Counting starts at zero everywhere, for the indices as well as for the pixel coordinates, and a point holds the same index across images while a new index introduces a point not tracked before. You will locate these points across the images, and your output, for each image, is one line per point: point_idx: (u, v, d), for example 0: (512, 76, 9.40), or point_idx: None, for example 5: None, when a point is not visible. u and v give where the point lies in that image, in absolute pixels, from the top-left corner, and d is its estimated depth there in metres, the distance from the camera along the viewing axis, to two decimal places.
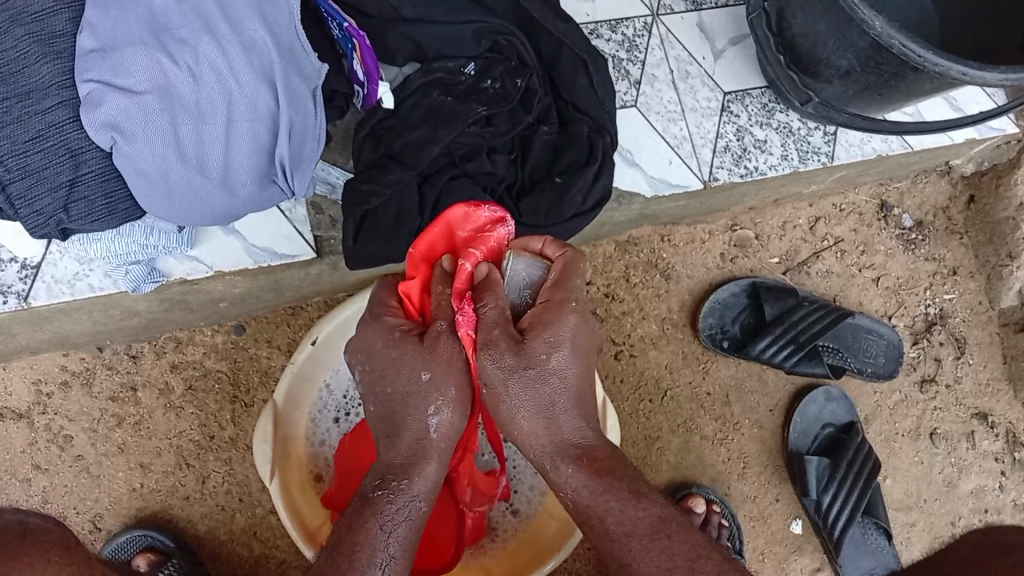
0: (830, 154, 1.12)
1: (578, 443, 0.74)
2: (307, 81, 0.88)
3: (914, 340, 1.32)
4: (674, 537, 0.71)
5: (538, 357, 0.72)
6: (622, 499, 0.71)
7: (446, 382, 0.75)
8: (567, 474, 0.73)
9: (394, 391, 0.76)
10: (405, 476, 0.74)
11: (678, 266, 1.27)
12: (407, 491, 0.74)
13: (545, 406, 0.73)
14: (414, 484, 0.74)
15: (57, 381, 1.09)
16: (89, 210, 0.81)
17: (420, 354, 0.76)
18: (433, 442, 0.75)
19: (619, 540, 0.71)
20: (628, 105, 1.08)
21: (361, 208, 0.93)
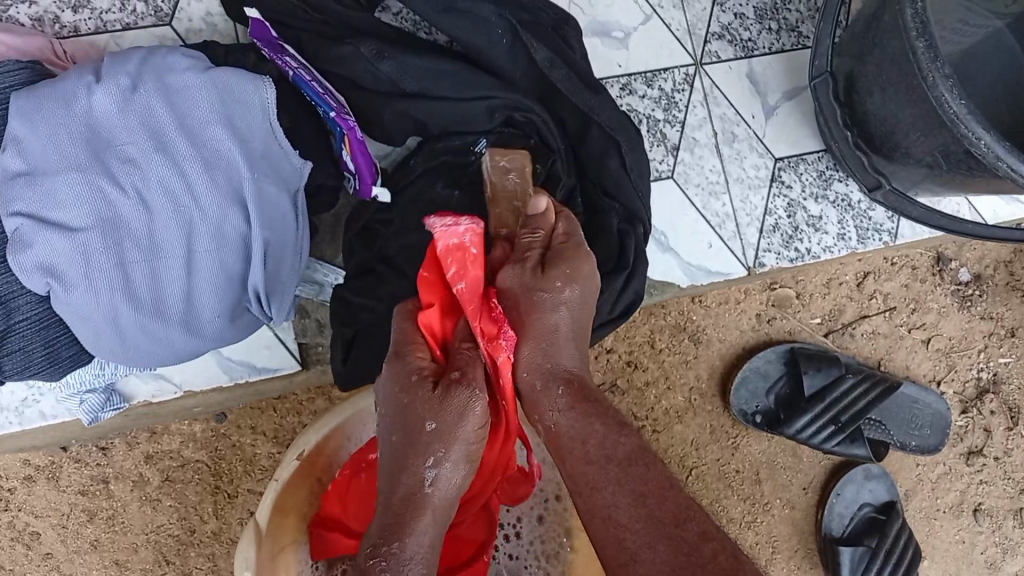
0: (893, 231, 0.98)
1: (570, 368, 0.64)
2: (285, 187, 0.73)
3: (963, 408, 1.21)
4: (652, 467, 0.59)
5: (554, 283, 0.63)
6: (606, 423, 0.61)
7: (461, 424, 0.60)
8: (557, 381, 0.63)
9: (398, 433, 0.61)
10: (396, 539, 0.58)
11: (709, 329, 1.14)
12: (400, 560, 0.57)
13: (546, 331, 0.64)
14: (407, 548, 0.58)
15: (20, 475, 0.98)
16: (26, 362, 0.68)
17: (431, 401, 0.60)
18: (430, 498, 0.60)
19: (596, 463, 0.60)
20: (664, 175, 0.93)
21: (352, 328, 0.81)
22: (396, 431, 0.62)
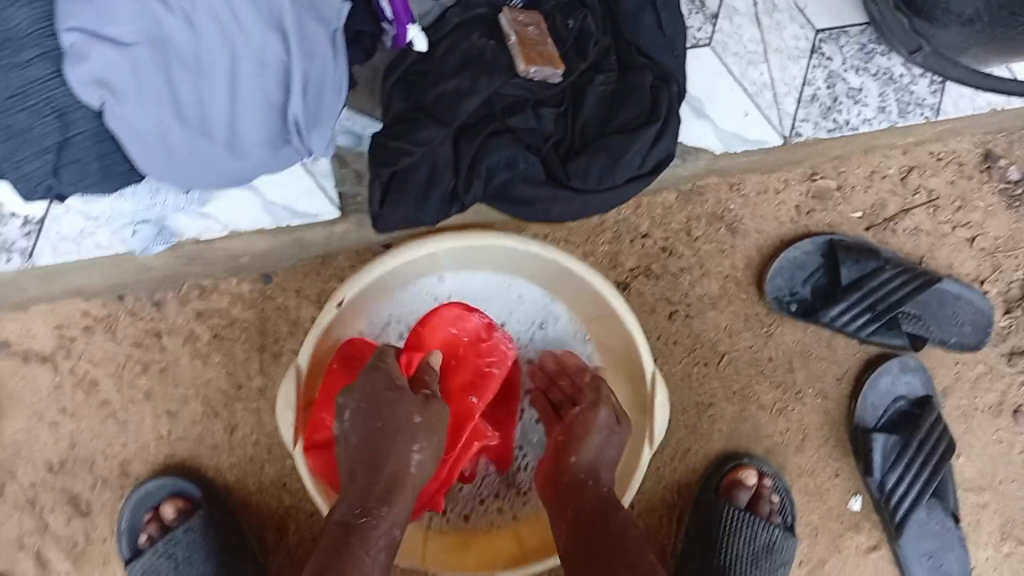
0: (936, 107, 0.96)
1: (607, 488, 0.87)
2: (324, 23, 0.77)
3: (1007, 309, 1.18)
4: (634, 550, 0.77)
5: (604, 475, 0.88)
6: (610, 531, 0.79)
7: (431, 432, 0.85)
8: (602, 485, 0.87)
9: (385, 425, 0.83)
10: (385, 503, 0.79)
11: (747, 219, 1.14)
12: (386, 520, 0.78)
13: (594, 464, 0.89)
14: (391, 512, 0.79)
15: (79, 325, 1.04)
16: (82, 174, 0.73)
17: (417, 404, 0.86)
18: (410, 476, 0.82)
19: (605, 522, 0.80)
20: (700, 44, 0.93)
21: (389, 169, 0.83)
22: (376, 417, 0.83)
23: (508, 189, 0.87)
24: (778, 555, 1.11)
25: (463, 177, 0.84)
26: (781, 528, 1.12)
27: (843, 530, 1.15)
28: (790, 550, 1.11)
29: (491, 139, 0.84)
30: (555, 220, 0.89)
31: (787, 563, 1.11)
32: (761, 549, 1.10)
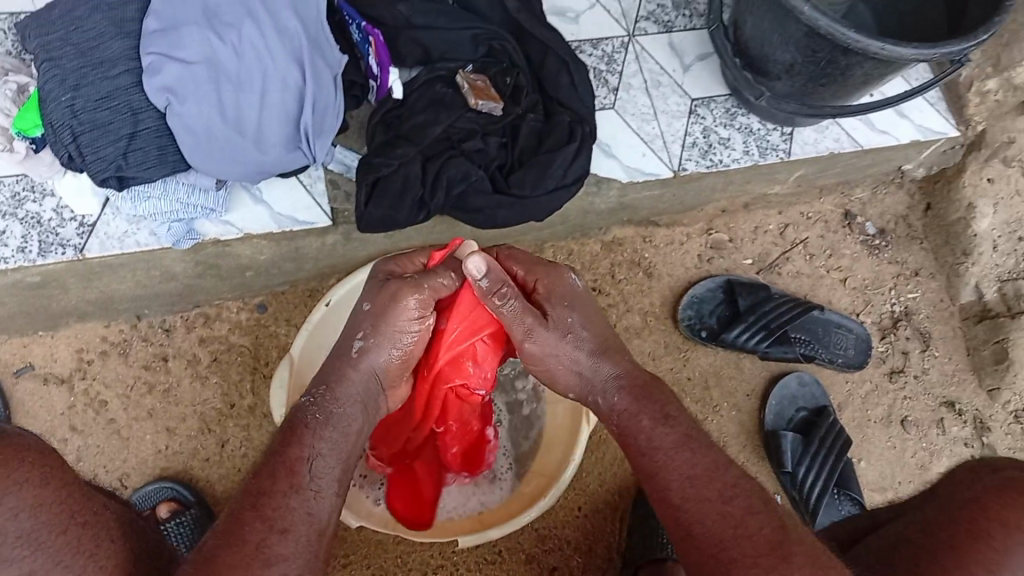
0: (787, 150, 1.27)
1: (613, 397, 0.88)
2: (330, 67, 1.02)
3: (881, 335, 1.43)
4: (696, 452, 0.81)
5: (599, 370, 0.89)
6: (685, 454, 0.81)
7: (383, 334, 0.88)
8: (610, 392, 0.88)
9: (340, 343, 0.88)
10: (322, 386, 0.85)
11: (659, 264, 1.38)
12: (327, 399, 0.84)
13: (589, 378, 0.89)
14: (335, 392, 0.85)
15: (97, 349, 1.21)
16: (144, 159, 0.96)
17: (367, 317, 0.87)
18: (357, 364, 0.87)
19: (648, 453, 0.82)
20: (606, 107, 1.23)
21: (372, 175, 1.08)
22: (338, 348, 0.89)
23: (463, 200, 1.12)
24: None
25: (430, 187, 1.09)
26: None
27: None
28: None
29: (448, 161, 1.10)
30: (501, 224, 1.14)
31: None
32: None
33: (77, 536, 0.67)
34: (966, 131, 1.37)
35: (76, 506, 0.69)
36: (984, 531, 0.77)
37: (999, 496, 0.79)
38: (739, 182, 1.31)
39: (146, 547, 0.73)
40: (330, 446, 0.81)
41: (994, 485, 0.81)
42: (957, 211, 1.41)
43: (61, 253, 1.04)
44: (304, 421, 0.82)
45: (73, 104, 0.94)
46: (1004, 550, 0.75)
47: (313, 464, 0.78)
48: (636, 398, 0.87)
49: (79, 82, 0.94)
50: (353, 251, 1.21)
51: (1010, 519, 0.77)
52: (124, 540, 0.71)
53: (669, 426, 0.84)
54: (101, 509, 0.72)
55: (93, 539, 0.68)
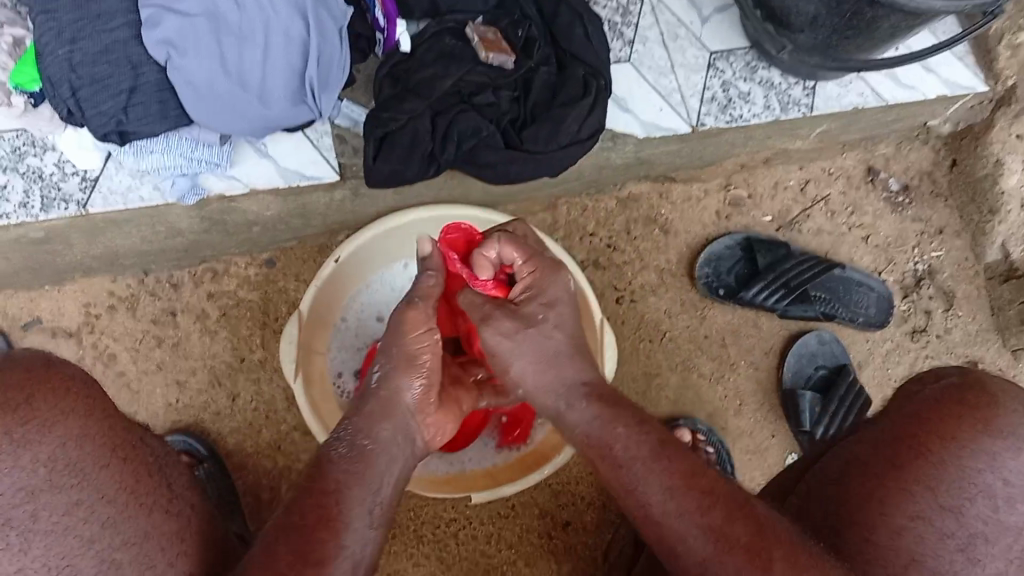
0: (810, 105, 1.23)
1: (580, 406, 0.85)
2: (335, 20, 0.98)
3: (904, 294, 1.39)
4: (672, 459, 0.79)
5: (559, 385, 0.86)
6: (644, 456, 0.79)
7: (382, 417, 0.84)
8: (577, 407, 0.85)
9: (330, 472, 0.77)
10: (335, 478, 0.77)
11: (675, 221, 1.34)
12: (350, 490, 0.76)
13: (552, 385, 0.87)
14: (356, 486, 0.77)
15: (105, 304, 1.20)
16: (145, 114, 0.94)
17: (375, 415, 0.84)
18: (366, 446, 0.81)
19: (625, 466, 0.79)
20: (621, 60, 1.19)
21: (381, 130, 1.05)
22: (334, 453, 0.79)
23: (475, 155, 1.08)
24: None
25: (440, 143, 1.06)
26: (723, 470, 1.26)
27: None
28: None
29: (459, 115, 1.06)
30: (513, 179, 1.10)
31: None
32: None
33: (118, 472, 0.69)
34: (995, 86, 1.29)
35: (116, 441, 0.71)
36: (925, 447, 0.79)
37: (937, 411, 0.81)
38: (761, 137, 1.27)
39: (183, 480, 0.76)
40: (360, 500, 0.76)
41: (934, 396, 0.82)
42: (982, 168, 1.37)
43: (64, 208, 1.03)
44: (335, 461, 0.78)
45: (70, 57, 0.91)
46: (942, 465, 0.78)
47: (346, 499, 0.75)
48: (606, 409, 0.84)
49: (76, 35, 0.91)
50: (362, 207, 1.19)
51: (943, 433, 0.79)
52: (162, 475, 0.73)
53: (644, 432, 0.81)
54: (140, 442, 0.74)
55: (134, 474, 0.70)
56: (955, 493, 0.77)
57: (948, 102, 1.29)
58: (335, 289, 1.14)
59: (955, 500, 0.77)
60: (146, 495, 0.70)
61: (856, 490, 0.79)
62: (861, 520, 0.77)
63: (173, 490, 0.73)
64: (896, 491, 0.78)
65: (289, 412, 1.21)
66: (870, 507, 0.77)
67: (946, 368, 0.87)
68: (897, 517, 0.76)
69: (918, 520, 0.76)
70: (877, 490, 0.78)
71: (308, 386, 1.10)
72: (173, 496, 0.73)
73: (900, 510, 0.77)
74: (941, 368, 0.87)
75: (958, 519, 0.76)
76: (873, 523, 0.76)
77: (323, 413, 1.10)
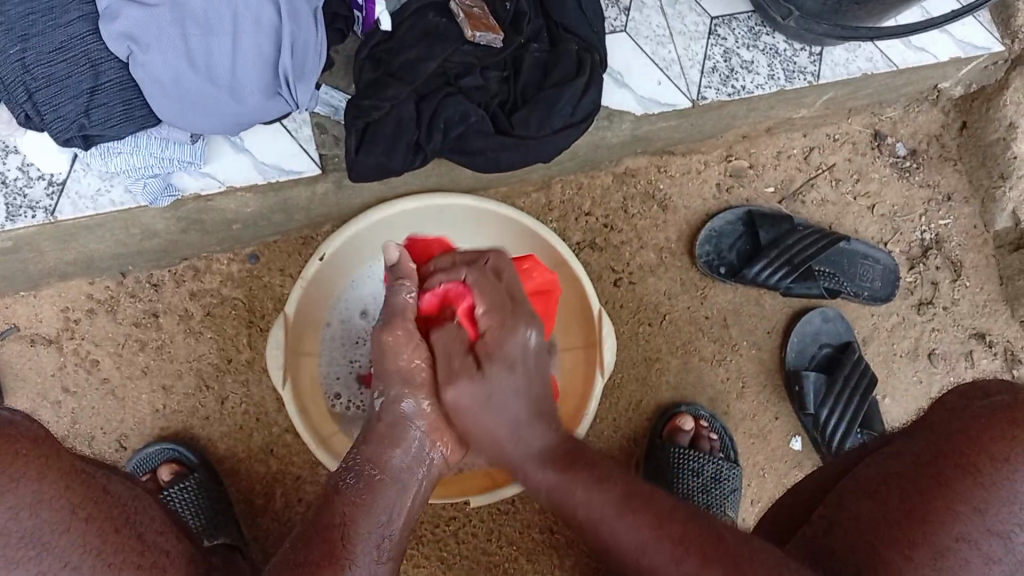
0: (816, 73, 1.17)
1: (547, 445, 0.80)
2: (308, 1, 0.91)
3: (911, 265, 1.35)
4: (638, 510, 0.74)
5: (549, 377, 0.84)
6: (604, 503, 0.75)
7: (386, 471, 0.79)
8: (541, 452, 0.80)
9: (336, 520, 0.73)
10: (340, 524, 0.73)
11: (675, 196, 1.28)
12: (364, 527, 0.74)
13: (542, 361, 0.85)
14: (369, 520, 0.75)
15: (84, 308, 1.14)
16: (108, 116, 0.87)
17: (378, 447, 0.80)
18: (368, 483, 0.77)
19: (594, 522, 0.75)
20: (617, 30, 1.12)
21: (362, 120, 0.98)
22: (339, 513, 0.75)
23: (463, 141, 1.02)
24: (727, 483, 1.23)
25: (426, 131, 0.99)
26: (726, 460, 1.25)
27: (788, 468, 1.31)
28: (737, 478, 1.24)
29: (446, 99, 0.99)
30: (504, 167, 1.04)
31: (736, 491, 1.24)
32: (709, 480, 1.23)
33: (83, 533, 0.64)
34: (1012, 45, 1.27)
35: (76, 499, 0.66)
36: (974, 467, 0.74)
37: (988, 428, 0.76)
38: (764, 107, 1.21)
39: (153, 525, 0.72)
40: (367, 538, 0.73)
41: (982, 413, 0.78)
42: (995, 132, 1.32)
43: (31, 217, 0.97)
44: (341, 492, 0.76)
45: (23, 57, 0.84)
46: (992, 488, 0.73)
47: (353, 533, 0.72)
48: (566, 471, 0.78)
49: (28, 32, 0.84)
50: (346, 199, 1.13)
51: (994, 452, 0.75)
52: (131, 526, 0.69)
53: (606, 485, 0.76)
54: (102, 493, 0.69)
55: (99, 534, 0.65)
56: (1007, 517, 0.72)
57: (960, 63, 1.25)
58: (321, 286, 1.09)
59: (1004, 524, 0.72)
60: (114, 555, 0.65)
61: (896, 508, 0.75)
62: (900, 538, 0.73)
63: (144, 541, 0.69)
64: (943, 512, 0.73)
65: (280, 413, 1.17)
66: (912, 525, 0.73)
67: (994, 385, 0.85)
68: (942, 538, 0.71)
69: (964, 542, 0.71)
70: (922, 508, 0.74)
71: (297, 390, 1.06)
72: (144, 548, 0.68)
73: (944, 530, 0.72)
74: (987, 383, 0.86)
75: (1006, 544, 0.71)
76: (915, 541, 0.72)
77: (314, 419, 1.07)
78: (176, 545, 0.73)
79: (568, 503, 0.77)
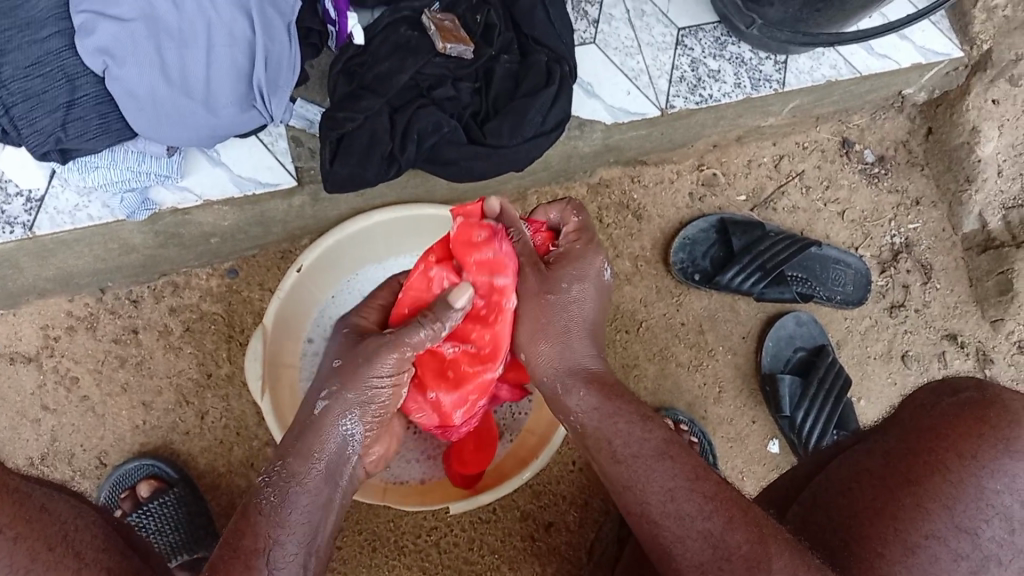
0: (781, 81, 1.20)
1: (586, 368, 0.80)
2: (282, 15, 0.92)
3: (882, 269, 1.38)
4: (675, 459, 0.74)
5: (559, 285, 0.79)
6: (629, 422, 0.76)
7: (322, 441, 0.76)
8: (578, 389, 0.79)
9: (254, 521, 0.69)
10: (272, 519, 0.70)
11: (649, 206, 1.30)
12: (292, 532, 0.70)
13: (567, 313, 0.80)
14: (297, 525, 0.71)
15: (63, 325, 1.15)
16: (85, 129, 0.89)
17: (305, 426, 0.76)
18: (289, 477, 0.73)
19: (625, 461, 0.75)
20: (586, 42, 1.14)
21: (336, 132, 1.00)
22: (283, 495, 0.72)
23: (436, 152, 1.03)
24: None
25: (400, 142, 1.00)
26: None
27: (766, 471, 1.32)
28: None
29: (418, 110, 1.00)
30: (478, 176, 1.06)
31: None
32: None
33: (9, 554, 0.62)
34: (971, 51, 1.30)
35: (4, 519, 0.64)
36: (943, 465, 0.74)
37: (957, 424, 0.76)
38: (732, 115, 1.24)
39: (94, 543, 0.69)
40: (296, 555, 0.70)
41: (951, 409, 0.78)
42: (959, 136, 1.35)
43: (9, 232, 0.98)
44: (265, 510, 0.70)
45: (0, 72, 0.86)
46: (962, 484, 0.73)
47: (273, 549, 0.68)
48: (607, 399, 0.78)
49: (3, 47, 0.85)
50: (323, 211, 1.15)
51: (962, 449, 0.74)
52: (69, 544, 0.66)
53: (647, 431, 0.76)
54: (37, 512, 0.67)
55: (30, 553, 0.64)
56: (975, 515, 0.72)
57: (921, 69, 1.29)
58: (299, 297, 1.10)
59: (971, 522, 0.72)
60: (45, 575, 0.63)
61: (867, 505, 0.75)
62: (871, 535, 0.73)
63: (82, 558, 0.66)
64: (911, 508, 0.73)
65: (261, 427, 1.18)
66: (881, 523, 0.73)
67: (966, 380, 0.83)
68: (912, 534, 0.71)
69: (932, 539, 0.71)
70: (891, 505, 0.74)
71: (275, 400, 1.07)
72: (81, 565, 0.66)
73: (914, 527, 0.72)
74: (957, 380, 0.83)
75: (973, 541, 0.71)
76: (886, 538, 0.72)
77: None
78: (122, 561, 0.70)
79: (602, 434, 0.77)
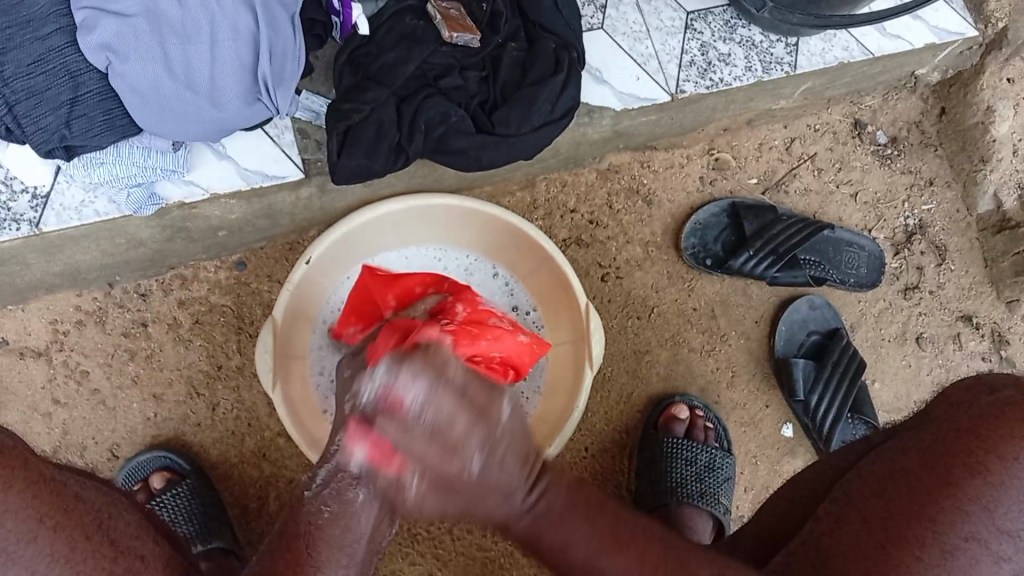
0: (793, 63, 1.18)
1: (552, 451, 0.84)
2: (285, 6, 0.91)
3: (896, 251, 1.36)
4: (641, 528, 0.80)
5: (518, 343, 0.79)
6: None
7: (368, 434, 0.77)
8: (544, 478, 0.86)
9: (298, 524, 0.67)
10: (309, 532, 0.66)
11: (660, 191, 1.29)
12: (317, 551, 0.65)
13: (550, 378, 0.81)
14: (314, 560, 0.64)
15: (72, 320, 1.14)
16: (89, 126, 0.88)
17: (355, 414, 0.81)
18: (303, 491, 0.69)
19: None
20: (594, 27, 1.13)
21: (343, 124, 0.99)
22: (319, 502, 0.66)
23: (444, 142, 1.01)
24: (720, 472, 1.24)
25: (407, 132, 0.99)
26: (719, 449, 1.26)
27: (780, 454, 1.32)
28: (730, 467, 1.26)
29: (425, 101, 0.99)
30: (487, 165, 1.04)
31: (729, 480, 1.25)
32: (703, 468, 1.23)
33: (50, 541, 0.63)
34: (985, 29, 1.28)
35: (44, 506, 0.64)
36: (984, 467, 0.72)
37: (999, 422, 0.75)
38: (742, 99, 1.22)
39: (127, 531, 0.69)
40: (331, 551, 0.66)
41: (991, 409, 0.77)
42: (974, 116, 1.33)
43: (16, 230, 0.98)
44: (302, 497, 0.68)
45: (1, 71, 0.85)
46: (1001, 486, 0.71)
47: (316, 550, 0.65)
48: None
49: (4, 45, 0.84)
50: (330, 202, 1.14)
51: (1008, 451, 0.73)
52: (104, 532, 0.67)
53: None
54: (73, 500, 0.67)
55: (68, 542, 0.64)
56: (1016, 516, 0.71)
57: (936, 49, 1.27)
58: (308, 286, 1.09)
59: (1012, 523, 0.71)
60: (84, 562, 0.63)
61: (904, 506, 0.73)
62: (909, 538, 0.71)
63: (117, 546, 0.66)
64: (951, 510, 0.71)
65: (273, 418, 1.18)
66: (919, 525, 0.71)
67: (1000, 378, 0.82)
68: (951, 537, 0.70)
69: (972, 541, 0.70)
70: (929, 507, 0.72)
71: (287, 391, 1.07)
72: (117, 554, 0.66)
73: (954, 528, 0.70)
74: (992, 377, 0.83)
75: (1015, 543, 0.70)
76: (925, 541, 0.70)
77: (305, 422, 1.08)
78: (155, 549, 0.71)
79: None
